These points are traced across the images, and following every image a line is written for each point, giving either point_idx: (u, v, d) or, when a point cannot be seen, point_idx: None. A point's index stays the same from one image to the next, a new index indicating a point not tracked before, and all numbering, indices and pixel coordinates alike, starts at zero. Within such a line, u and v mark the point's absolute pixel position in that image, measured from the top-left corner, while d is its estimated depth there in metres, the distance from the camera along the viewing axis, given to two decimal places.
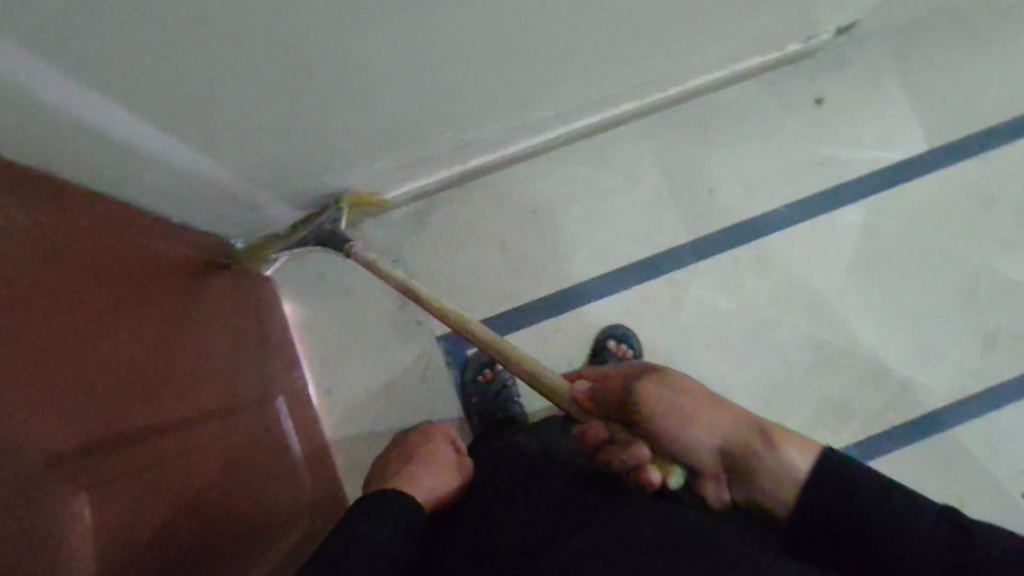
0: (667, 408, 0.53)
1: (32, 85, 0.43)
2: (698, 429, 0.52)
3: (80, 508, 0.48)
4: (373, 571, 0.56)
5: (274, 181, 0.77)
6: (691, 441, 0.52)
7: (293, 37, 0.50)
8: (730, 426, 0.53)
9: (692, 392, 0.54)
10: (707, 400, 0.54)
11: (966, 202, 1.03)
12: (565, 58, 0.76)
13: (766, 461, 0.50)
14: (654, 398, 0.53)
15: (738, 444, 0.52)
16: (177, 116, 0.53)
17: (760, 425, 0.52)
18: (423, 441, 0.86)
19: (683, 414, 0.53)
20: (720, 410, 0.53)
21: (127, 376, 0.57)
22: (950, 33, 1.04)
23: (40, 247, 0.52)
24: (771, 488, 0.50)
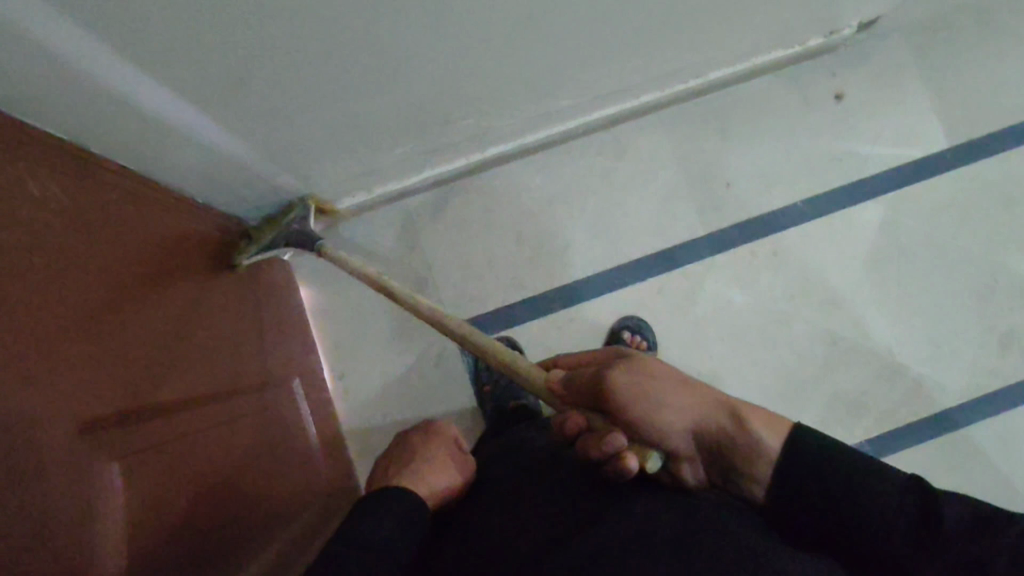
0: (640, 392, 0.50)
1: (64, 43, 0.43)
2: (670, 412, 0.50)
3: (112, 477, 0.48)
4: (389, 548, 0.57)
5: (296, 162, 0.77)
6: (665, 424, 0.50)
7: (324, 11, 0.50)
8: (699, 407, 0.51)
9: (660, 376, 0.52)
10: (674, 383, 0.52)
11: (987, 201, 1.02)
12: (590, 47, 0.75)
13: (740, 443, 0.49)
14: (625, 384, 0.50)
15: (710, 426, 0.51)
16: (206, 86, 0.53)
17: (728, 406, 0.51)
18: (425, 434, 0.80)
19: (655, 399, 0.50)
20: (687, 393, 0.51)
21: (150, 350, 0.58)
22: (974, 30, 1.03)
23: (69, 219, 0.52)
24: (746, 469, 0.50)
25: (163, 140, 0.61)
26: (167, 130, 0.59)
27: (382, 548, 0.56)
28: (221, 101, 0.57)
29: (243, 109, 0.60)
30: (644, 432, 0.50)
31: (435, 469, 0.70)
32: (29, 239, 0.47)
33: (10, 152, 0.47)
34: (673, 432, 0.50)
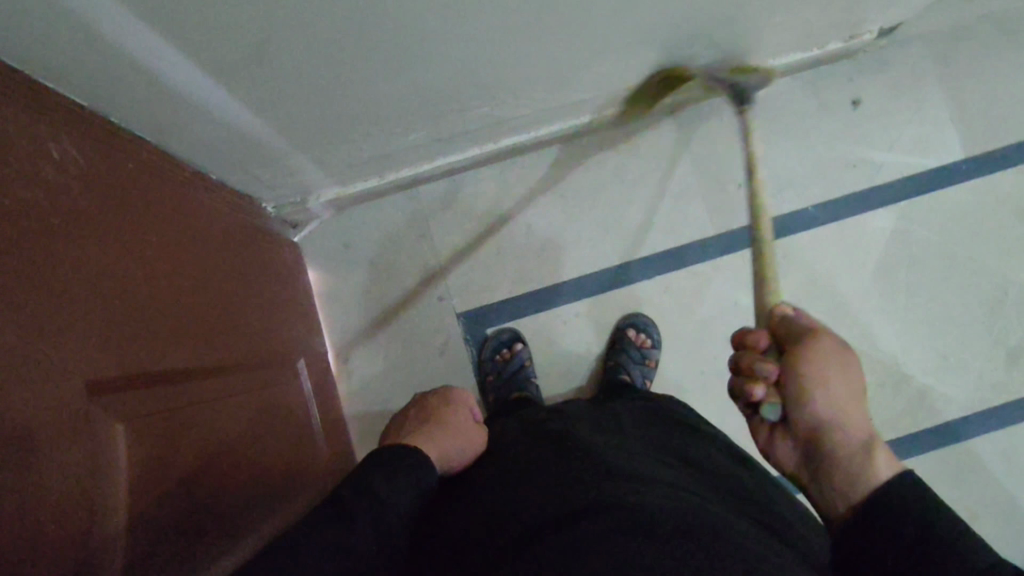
0: (819, 364, 0.50)
1: (84, 15, 0.44)
2: (829, 399, 0.50)
3: (118, 437, 0.49)
4: (384, 527, 0.58)
5: (309, 143, 0.77)
6: (810, 402, 0.50)
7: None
8: (856, 414, 0.50)
9: (852, 374, 0.51)
10: (855, 385, 0.51)
11: (1001, 213, 1.01)
12: (610, 39, 0.75)
13: (855, 462, 0.48)
14: (818, 350, 0.51)
15: (843, 437, 0.49)
16: (222, 62, 0.54)
17: (873, 442, 0.49)
18: (443, 400, 0.82)
19: (828, 379, 0.50)
20: (857, 399, 0.50)
21: (164, 318, 0.59)
22: (997, 40, 1.02)
23: (91, 183, 0.53)
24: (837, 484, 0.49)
25: (183, 112, 0.61)
26: (187, 103, 0.60)
27: (377, 524, 0.57)
28: (242, 76, 0.57)
29: (263, 85, 0.60)
30: (789, 391, 0.51)
31: (447, 437, 0.72)
32: (45, 198, 0.47)
33: (36, 115, 0.49)
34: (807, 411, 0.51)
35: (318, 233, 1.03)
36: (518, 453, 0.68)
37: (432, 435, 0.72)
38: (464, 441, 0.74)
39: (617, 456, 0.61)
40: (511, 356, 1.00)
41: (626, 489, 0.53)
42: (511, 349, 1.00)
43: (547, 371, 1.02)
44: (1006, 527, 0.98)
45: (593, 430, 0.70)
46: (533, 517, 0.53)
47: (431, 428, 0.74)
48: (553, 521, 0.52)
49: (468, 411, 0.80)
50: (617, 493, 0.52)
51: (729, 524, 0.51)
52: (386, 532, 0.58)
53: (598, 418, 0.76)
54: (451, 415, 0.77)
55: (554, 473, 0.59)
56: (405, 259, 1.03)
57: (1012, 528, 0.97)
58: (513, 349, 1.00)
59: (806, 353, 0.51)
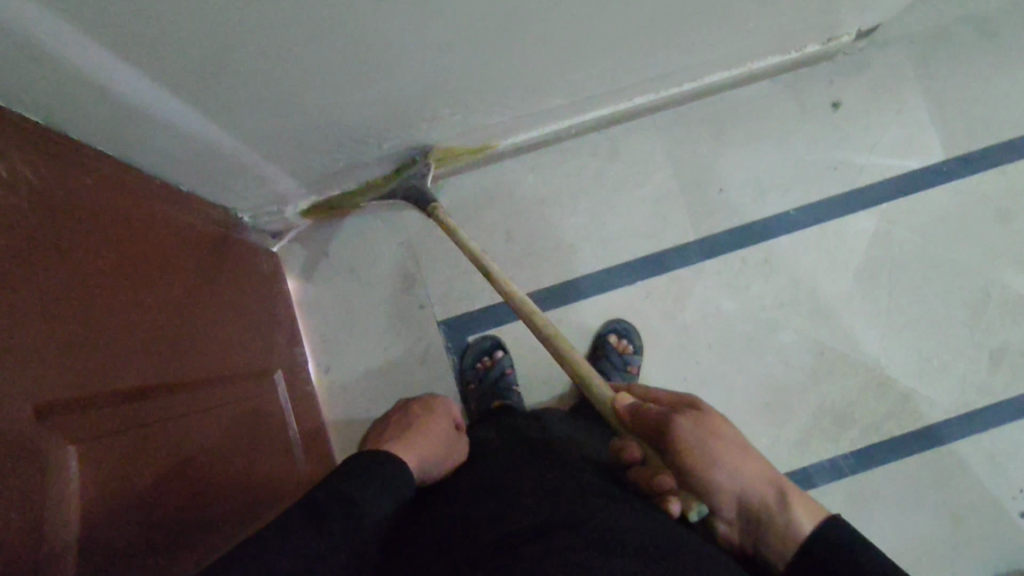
0: (700, 451, 0.53)
1: (36, 36, 0.44)
2: (725, 473, 0.53)
3: (69, 462, 0.48)
4: (364, 535, 0.56)
5: (280, 154, 0.77)
6: (717, 487, 0.53)
7: (299, 15, 0.50)
8: (753, 476, 0.53)
9: (727, 442, 0.54)
10: (733, 444, 0.54)
11: (981, 214, 1.01)
12: (582, 46, 0.74)
13: (773, 516, 0.51)
14: (687, 440, 0.53)
15: (757, 498, 0.52)
16: (182, 78, 0.54)
17: (780, 487, 0.52)
18: (429, 411, 0.80)
19: (714, 457, 0.53)
20: (743, 458, 0.53)
21: (127, 337, 0.58)
22: (976, 40, 1.02)
23: (46, 203, 0.53)
24: (773, 542, 0.51)
25: (147, 126, 0.61)
26: (149, 118, 0.59)
27: (356, 531, 0.56)
28: (204, 90, 0.57)
29: (226, 100, 0.60)
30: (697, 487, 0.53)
31: (427, 448, 0.70)
32: None
33: None
34: (723, 494, 0.53)
35: (298, 242, 1.03)
36: (490, 466, 0.67)
37: (415, 444, 0.70)
38: (443, 454, 0.72)
39: (592, 473, 0.61)
40: (492, 364, 0.99)
41: (600, 507, 0.53)
42: (492, 356, 1.00)
43: (528, 379, 1.02)
44: (994, 530, 0.97)
45: (569, 445, 0.69)
46: (495, 534, 0.53)
47: (412, 436, 0.72)
48: (513, 538, 0.51)
49: (450, 422, 0.79)
50: (590, 511, 0.52)
51: (693, 544, 0.51)
52: (365, 540, 0.56)
53: (574, 431, 0.75)
54: (435, 426, 0.76)
55: (519, 489, 0.58)
56: (386, 268, 1.03)
57: (998, 531, 0.97)
58: (494, 356, 1.00)
59: (682, 448, 0.53)
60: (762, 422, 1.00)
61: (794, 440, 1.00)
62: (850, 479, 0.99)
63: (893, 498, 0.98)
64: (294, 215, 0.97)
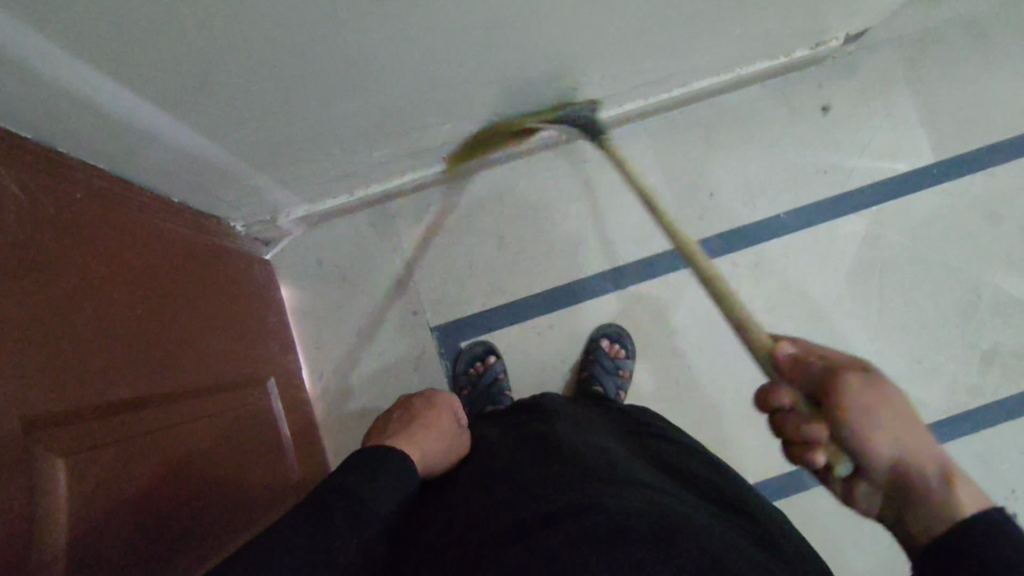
0: (866, 409, 0.44)
1: (26, 60, 0.45)
2: (890, 437, 0.44)
3: (58, 474, 0.49)
4: (361, 525, 0.58)
5: (271, 165, 0.78)
6: (876, 449, 0.44)
7: (281, 34, 0.51)
8: (916, 443, 0.45)
9: (898, 405, 0.45)
10: (903, 410, 0.45)
11: (971, 216, 1.01)
12: (568, 54, 0.75)
13: (933, 492, 0.44)
14: (858, 399, 0.44)
15: (917, 472, 0.44)
16: (170, 95, 0.55)
17: (944, 465, 0.45)
18: (428, 404, 0.82)
19: (883, 422, 0.44)
20: (911, 427, 0.45)
21: (117, 348, 0.59)
22: (965, 41, 1.02)
23: (37, 219, 0.53)
24: (925, 517, 0.44)
25: (135, 140, 0.61)
26: (138, 132, 0.60)
27: (352, 522, 0.57)
28: (193, 106, 0.58)
29: (215, 114, 0.61)
30: (853, 449, 0.45)
31: (428, 443, 0.71)
32: None
33: None
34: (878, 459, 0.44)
35: (292, 251, 1.04)
36: (483, 463, 0.68)
37: (416, 442, 0.71)
38: (444, 446, 0.73)
39: (595, 460, 0.61)
40: (485, 369, 1.00)
41: (600, 493, 0.54)
42: (484, 362, 1.00)
43: (522, 383, 1.03)
44: None
45: (570, 431, 0.70)
46: (490, 531, 0.53)
47: (413, 433, 0.73)
48: (508, 535, 0.51)
49: (451, 416, 0.80)
50: (596, 495, 0.53)
51: (689, 525, 0.52)
52: (362, 531, 0.58)
53: (573, 418, 0.76)
54: (437, 418, 0.77)
55: (518, 481, 0.59)
56: (379, 275, 1.04)
57: None
58: (486, 362, 1.00)
59: (847, 401, 0.44)
60: (754, 425, 1.02)
61: None
62: None
63: None
64: (288, 223, 0.98)
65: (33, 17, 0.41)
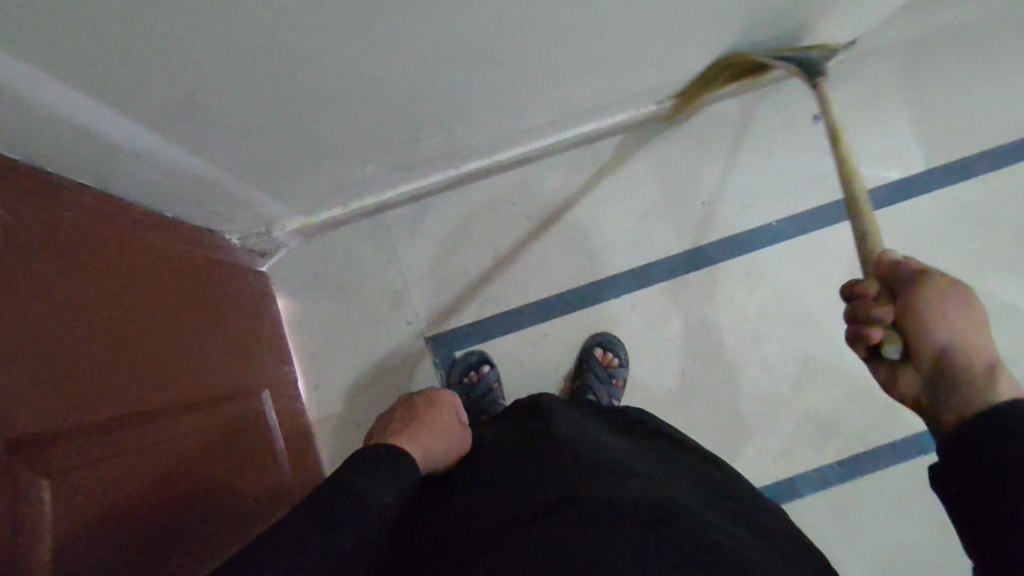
0: (933, 298, 0.48)
1: (19, 94, 0.46)
2: (949, 326, 0.47)
3: (43, 496, 0.49)
4: (369, 522, 0.57)
5: (264, 180, 0.79)
6: (929, 331, 0.47)
7: (268, 63, 0.52)
8: (978, 341, 0.47)
9: (972, 310, 0.48)
10: (976, 315, 0.48)
11: (965, 222, 1.01)
12: (556, 68, 0.76)
13: (972, 378, 0.45)
14: (931, 288, 0.48)
15: (964, 360, 0.46)
16: (161, 120, 0.56)
17: (996, 364, 0.45)
18: (431, 402, 0.81)
19: (949, 313, 0.47)
20: (978, 327, 0.47)
21: (106, 368, 0.60)
22: (956, 48, 1.02)
23: (24, 243, 0.54)
24: (955, 398, 0.45)
25: (126, 161, 0.62)
26: (130, 153, 0.61)
27: (360, 517, 0.56)
28: (184, 129, 0.59)
29: (206, 135, 0.62)
30: (911, 330, 0.48)
31: (432, 439, 0.70)
32: None
33: None
34: (927, 341, 0.47)
35: (288, 263, 1.05)
36: (472, 466, 0.68)
37: (419, 437, 0.70)
38: (447, 443, 0.72)
39: (589, 454, 0.61)
40: (479, 378, 1.00)
41: (593, 486, 0.54)
42: (479, 371, 1.01)
43: (517, 392, 1.03)
44: None
45: (563, 424, 0.70)
46: (482, 532, 0.53)
47: (416, 428, 0.72)
48: (499, 536, 0.51)
49: (453, 412, 0.79)
50: (591, 487, 0.54)
51: (683, 517, 0.52)
52: (369, 528, 0.56)
53: (565, 413, 0.76)
54: (440, 417, 0.76)
55: (512, 481, 0.59)
56: (374, 285, 1.05)
57: None
58: (481, 371, 1.00)
59: (917, 289, 0.49)
60: (748, 433, 1.02)
61: (781, 450, 1.02)
62: (837, 488, 1.01)
63: (878, 506, 1.01)
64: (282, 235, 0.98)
65: (24, 55, 0.42)
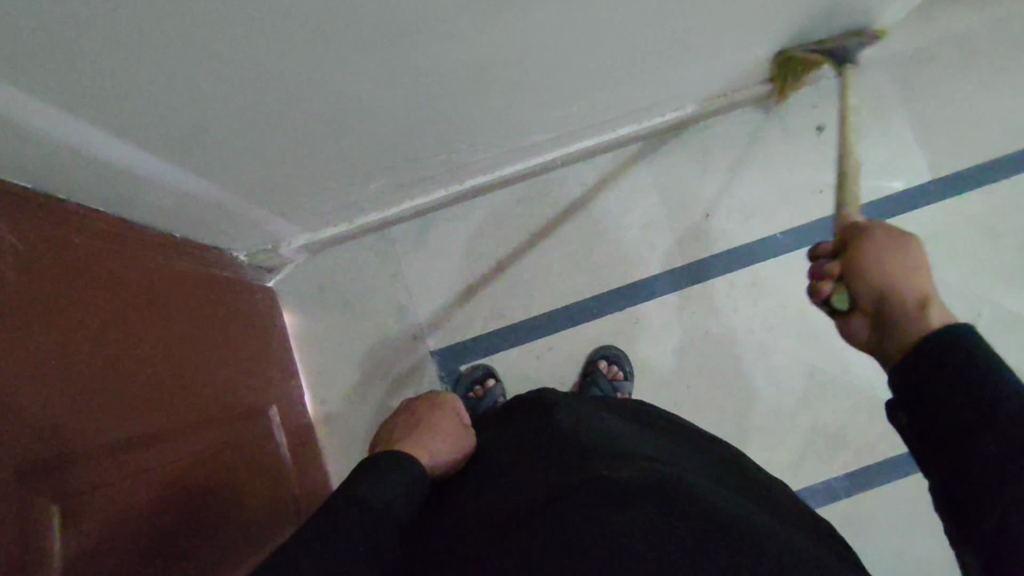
0: (871, 249, 0.52)
1: (29, 126, 0.47)
2: (886, 271, 0.50)
3: (52, 520, 0.51)
4: (378, 528, 0.57)
5: (269, 200, 0.80)
6: (867, 278, 0.51)
7: (270, 89, 0.53)
8: (912, 281, 0.49)
9: (910, 255, 0.51)
10: (913, 259, 0.50)
11: (970, 233, 1.01)
12: (554, 88, 0.77)
13: (903, 316, 0.47)
14: (870, 240, 0.52)
15: (895, 299, 0.49)
16: (166, 146, 0.57)
17: (926, 298, 0.47)
18: (435, 407, 0.81)
19: (885, 259, 0.51)
20: (914, 270, 0.50)
21: (114, 390, 0.61)
22: (959, 58, 1.02)
23: (33, 268, 0.55)
24: (892, 337, 0.48)
25: (133, 184, 0.63)
26: (137, 177, 0.62)
27: (364, 526, 0.56)
28: (190, 153, 0.60)
29: (212, 159, 0.63)
30: (851, 280, 0.52)
31: (435, 442, 0.71)
32: None
33: None
34: (866, 287, 0.51)
35: (293, 278, 1.06)
36: (475, 467, 0.68)
37: (423, 441, 0.70)
38: (451, 443, 0.72)
39: (600, 440, 0.61)
40: (484, 394, 1.00)
41: (606, 469, 0.54)
42: (483, 386, 1.01)
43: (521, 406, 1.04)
44: None
45: (573, 414, 0.70)
46: (497, 519, 0.53)
47: (418, 433, 0.73)
48: (510, 526, 0.51)
49: (456, 416, 0.79)
50: (603, 470, 0.54)
51: (700, 502, 0.52)
52: (379, 535, 0.57)
53: (583, 402, 0.75)
54: (441, 422, 0.76)
55: (524, 470, 0.59)
56: (380, 301, 1.06)
57: None
58: (486, 385, 1.01)
59: (859, 243, 0.53)
60: (753, 446, 1.02)
61: (786, 462, 1.02)
62: (843, 500, 1.01)
63: (885, 518, 1.00)
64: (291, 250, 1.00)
65: (33, 89, 0.43)
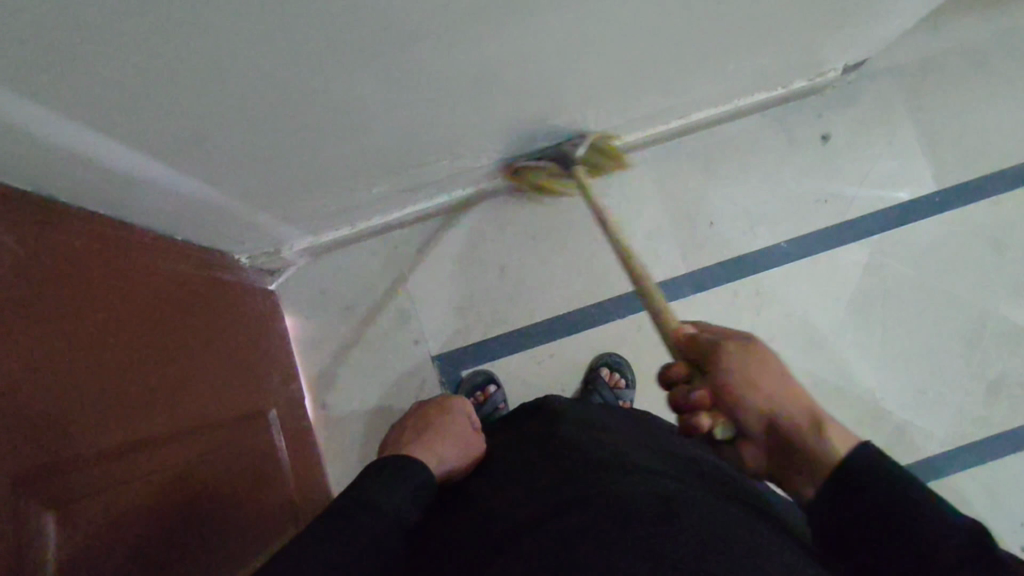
0: (739, 370, 0.47)
1: (29, 129, 0.47)
2: (765, 394, 0.47)
3: (46, 527, 0.50)
4: (378, 533, 0.57)
5: (272, 204, 0.80)
6: (750, 406, 0.47)
7: (274, 94, 0.53)
8: (790, 396, 0.47)
9: (770, 364, 0.48)
10: (776, 369, 0.48)
11: (976, 245, 1.00)
12: (561, 94, 0.77)
13: (807, 442, 0.46)
14: (731, 360, 0.48)
15: (790, 425, 0.46)
16: (168, 149, 0.57)
17: (815, 410, 0.47)
18: (445, 411, 0.81)
19: (756, 380, 0.47)
20: (785, 382, 0.47)
21: (114, 396, 0.60)
22: (965, 70, 1.02)
23: (33, 272, 0.55)
24: (802, 466, 0.46)
25: (134, 188, 0.63)
26: (139, 181, 0.62)
27: (361, 532, 0.56)
28: (192, 156, 0.60)
29: (215, 162, 0.63)
30: (730, 408, 0.48)
31: (442, 446, 0.71)
32: None
33: None
34: (751, 414, 0.47)
35: (296, 281, 1.06)
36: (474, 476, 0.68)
37: (430, 445, 0.71)
38: (459, 446, 0.72)
39: (603, 450, 0.60)
40: (485, 399, 0.99)
41: (610, 480, 0.53)
42: (484, 390, 1.00)
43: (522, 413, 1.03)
44: None
45: (576, 422, 0.69)
46: (495, 531, 0.53)
47: (427, 438, 0.73)
48: (506, 539, 0.51)
49: (466, 418, 0.79)
50: (606, 482, 0.53)
51: (706, 511, 0.51)
52: (379, 539, 0.57)
53: (588, 410, 0.75)
54: (450, 426, 0.76)
55: (525, 480, 0.59)
56: (382, 305, 1.05)
57: None
58: (487, 391, 1.00)
59: (718, 366, 0.48)
60: None
61: None
62: None
63: None
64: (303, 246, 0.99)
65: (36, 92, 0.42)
